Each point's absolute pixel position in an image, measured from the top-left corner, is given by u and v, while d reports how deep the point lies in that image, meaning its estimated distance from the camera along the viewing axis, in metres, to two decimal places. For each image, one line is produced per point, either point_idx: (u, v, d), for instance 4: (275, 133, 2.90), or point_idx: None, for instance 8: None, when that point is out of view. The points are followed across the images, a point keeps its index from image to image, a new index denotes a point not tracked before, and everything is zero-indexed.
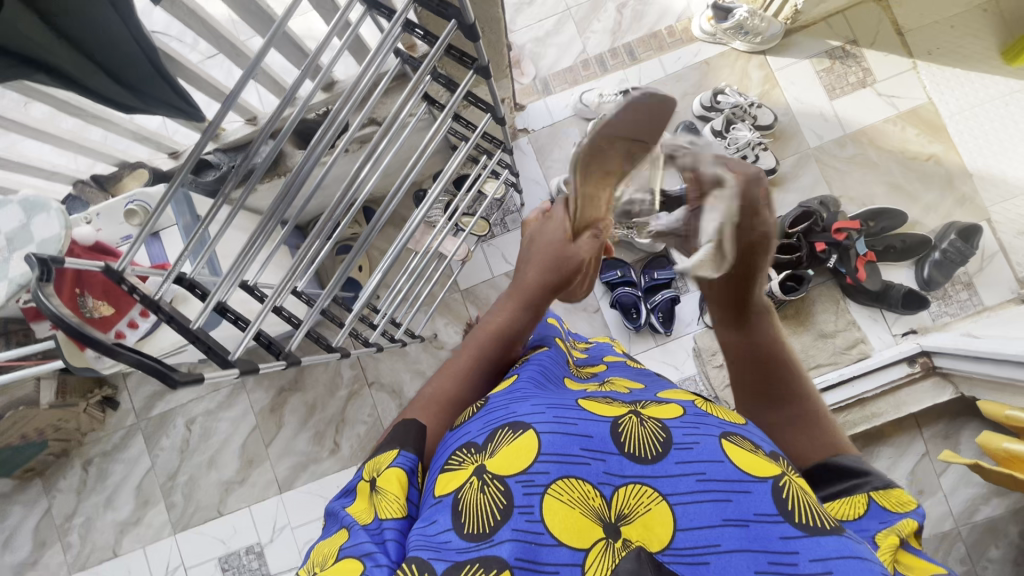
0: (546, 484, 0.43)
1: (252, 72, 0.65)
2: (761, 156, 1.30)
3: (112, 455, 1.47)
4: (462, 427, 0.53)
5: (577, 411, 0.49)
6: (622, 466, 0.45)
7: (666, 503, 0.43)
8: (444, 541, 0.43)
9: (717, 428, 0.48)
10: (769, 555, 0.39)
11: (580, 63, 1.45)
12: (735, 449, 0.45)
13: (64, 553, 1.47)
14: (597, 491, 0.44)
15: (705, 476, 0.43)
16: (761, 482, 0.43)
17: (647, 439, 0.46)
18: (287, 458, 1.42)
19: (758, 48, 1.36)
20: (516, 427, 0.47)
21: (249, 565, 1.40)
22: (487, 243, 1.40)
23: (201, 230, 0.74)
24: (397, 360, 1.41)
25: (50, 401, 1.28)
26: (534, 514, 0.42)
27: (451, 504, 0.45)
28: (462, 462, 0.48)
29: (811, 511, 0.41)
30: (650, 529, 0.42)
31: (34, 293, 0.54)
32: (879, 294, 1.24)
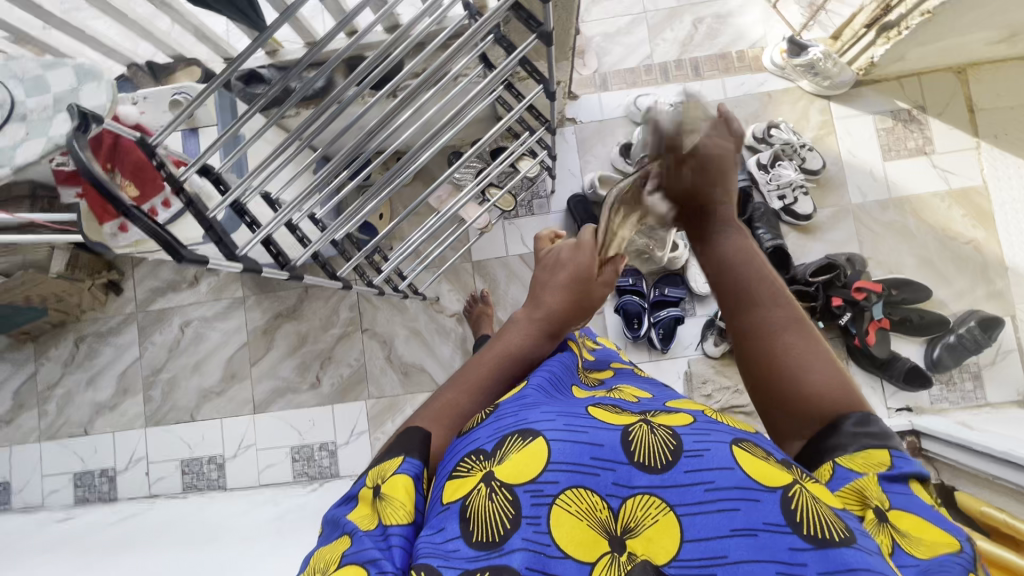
0: (554, 495, 0.48)
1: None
2: (800, 200, 1.28)
3: (105, 338, 1.51)
4: (471, 433, 0.57)
5: (587, 419, 0.53)
6: (631, 476, 0.48)
7: (672, 514, 0.46)
8: (452, 549, 0.47)
9: (729, 434, 0.51)
10: (777, 565, 0.42)
11: (643, 67, 1.44)
12: (745, 454, 0.48)
13: (38, 419, 1.51)
14: (605, 504, 0.48)
15: (714, 485, 0.46)
16: (771, 491, 0.45)
17: (658, 447, 0.50)
18: (268, 381, 1.45)
19: (824, 91, 1.33)
20: (527, 435, 0.51)
21: (208, 474, 1.44)
22: (509, 221, 1.40)
23: (235, 127, 0.75)
24: (395, 314, 1.42)
25: (59, 271, 1.31)
26: (542, 525, 0.47)
27: (459, 512, 0.49)
28: (470, 469, 0.51)
29: (822, 521, 0.43)
30: (655, 542, 0.46)
31: (69, 142, 0.57)
32: (884, 363, 1.22)
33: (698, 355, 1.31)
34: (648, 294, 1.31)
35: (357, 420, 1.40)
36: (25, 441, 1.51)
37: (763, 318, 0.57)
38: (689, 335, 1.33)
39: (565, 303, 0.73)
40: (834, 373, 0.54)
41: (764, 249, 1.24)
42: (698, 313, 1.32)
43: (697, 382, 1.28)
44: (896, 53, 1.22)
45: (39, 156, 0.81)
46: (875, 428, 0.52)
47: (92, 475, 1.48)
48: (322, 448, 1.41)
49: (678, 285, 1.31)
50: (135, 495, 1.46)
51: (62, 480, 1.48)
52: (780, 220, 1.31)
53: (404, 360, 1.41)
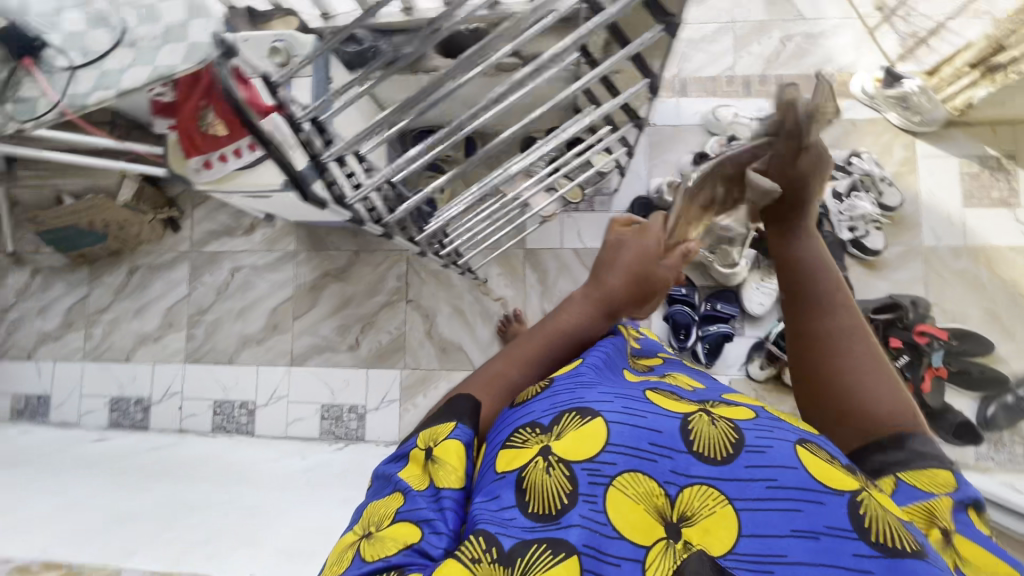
0: (611, 475, 0.46)
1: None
2: (871, 234, 1.25)
3: (157, 272, 1.55)
4: (524, 406, 0.56)
5: (645, 404, 0.51)
6: (689, 465, 0.47)
7: (730, 507, 0.45)
8: (508, 517, 0.46)
9: (793, 434, 0.49)
10: (842, 570, 0.40)
11: (724, 78, 1.41)
12: (807, 455, 0.47)
13: (84, 340, 1.56)
14: (663, 490, 0.46)
15: (776, 483, 0.45)
16: (839, 495, 0.44)
17: (718, 438, 0.48)
18: (307, 337, 1.47)
19: (911, 127, 1.30)
20: (584, 414, 0.50)
21: (238, 418, 1.47)
22: (568, 215, 1.39)
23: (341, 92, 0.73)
24: (441, 289, 1.42)
25: (125, 200, 1.34)
26: (597, 503, 0.45)
27: (514, 482, 0.48)
28: (526, 441, 0.51)
29: (891, 531, 0.42)
30: (711, 532, 0.44)
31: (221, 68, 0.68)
32: (937, 413, 1.18)
33: (741, 375, 1.29)
34: (699, 306, 1.29)
35: (389, 388, 1.42)
36: (69, 359, 1.56)
37: (829, 322, 0.57)
38: (734, 354, 1.30)
39: (625, 282, 0.74)
40: (892, 391, 0.53)
41: None
42: (747, 334, 1.30)
43: None
44: (998, 97, 1.17)
45: None
46: (932, 449, 0.51)
47: (128, 402, 1.52)
48: (351, 411, 1.42)
49: (731, 302, 1.29)
50: (166, 427, 1.49)
51: (98, 403, 1.53)
52: (845, 254, 1.26)
53: (444, 336, 1.41)
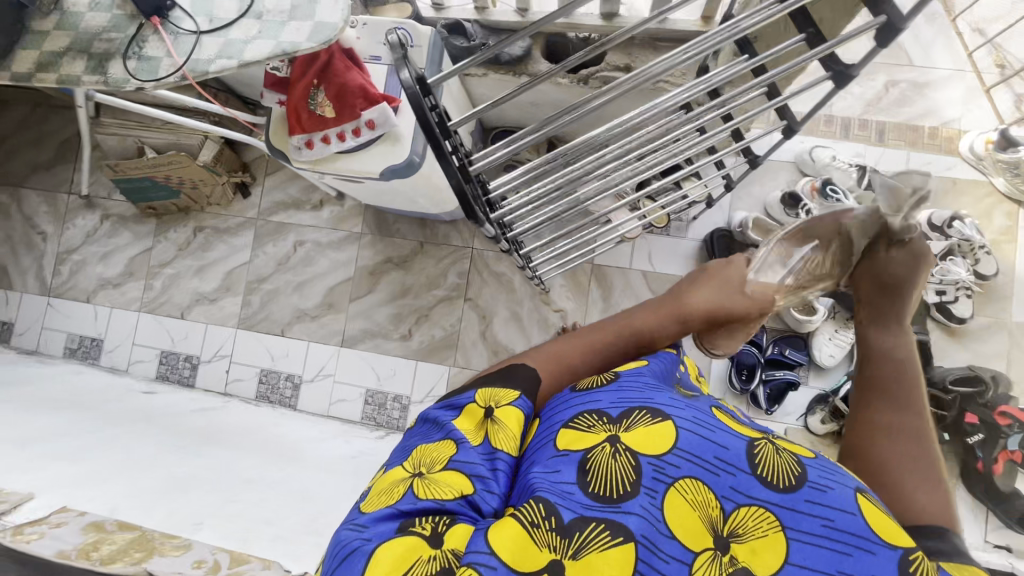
0: (674, 477, 0.47)
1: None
2: (960, 300, 1.20)
3: (221, 235, 1.56)
4: (589, 392, 0.55)
5: (714, 420, 0.52)
6: (750, 488, 0.47)
7: (781, 533, 0.46)
8: (567, 491, 0.46)
9: (853, 480, 0.50)
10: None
11: (824, 117, 1.36)
12: (869, 505, 0.47)
13: (143, 292, 1.58)
14: (719, 503, 0.47)
15: (832, 524, 0.46)
16: (888, 549, 0.45)
17: (783, 467, 0.48)
18: (361, 321, 1.47)
19: (1016, 195, 1.24)
20: (655, 414, 0.50)
21: (282, 390, 1.47)
22: (641, 237, 1.36)
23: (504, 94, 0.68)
24: (501, 292, 1.41)
25: (205, 160, 1.35)
26: (657, 500, 0.46)
27: (578, 461, 0.48)
28: (592, 426, 0.50)
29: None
30: (758, 555, 0.46)
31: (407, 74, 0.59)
32: (1002, 497, 1.12)
33: (799, 426, 1.25)
34: (765, 349, 1.25)
35: (436, 383, 1.41)
36: (126, 308, 1.58)
37: (882, 416, 0.60)
38: (795, 402, 1.27)
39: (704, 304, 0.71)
40: (941, 496, 0.53)
41: None
42: (813, 383, 1.27)
43: None
44: None
45: (265, 57, 0.82)
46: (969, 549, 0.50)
47: (177, 357, 1.54)
48: (395, 400, 1.42)
49: (800, 349, 1.25)
50: (212, 388, 1.51)
51: (149, 354, 1.55)
52: (928, 316, 1.23)
53: (498, 340, 1.40)
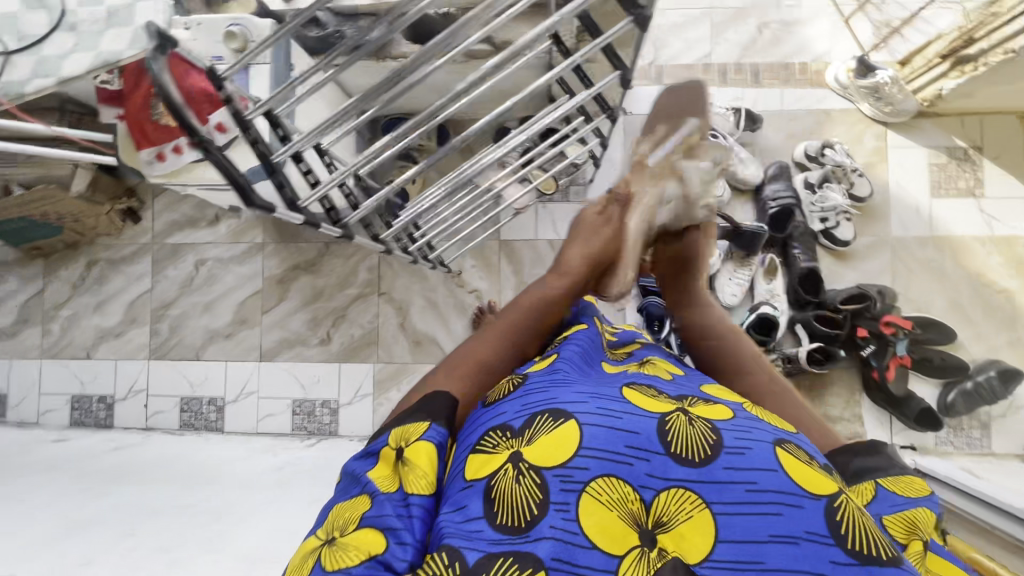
0: (585, 482, 0.42)
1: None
2: (842, 225, 1.28)
3: (117, 265, 1.49)
4: (496, 405, 0.52)
5: (622, 404, 0.47)
6: (666, 469, 0.43)
7: (708, 511, 0.42)
8: (475, 530, 0.42)
9: (771, 434, 0.47)
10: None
11: (701, 66, 1.39)
12: (788, 457, 0.44)
13: (42, 337, 1.50)
14: (638, 495, 0.43)
15: (755, 487, 0.42)
16: (815, 499, 0.42)
17: (696, 439, 0.45)
18: (277, 332, 1.43)
19: (883, 117, 1.31)
20: (558, 416, 0.46)
21: (206, 415, 1.43)
22: (543, 205, 1.37)
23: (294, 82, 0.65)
24: (414, 282, 1.40)
25: (79, 191, 1.24)
26: (571, 512, 0.41)
27: (483, 491, 0.44)
28: (497, 445, 0.46)
29: (867, 535, 0.40)
30: (688, 539, 0.41)
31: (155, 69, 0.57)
32: (898, 400, 1.23)
33: None
34: None
35: (362, 382, 1.40)
36: (27, 357, 1.50)
37: (741, 383, 0.65)
38: None
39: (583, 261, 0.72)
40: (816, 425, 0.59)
41: (799, 269, 1.25)
42: None
43: None
44: (966, 89, 1.17)
45: (86, 71, 0.77)
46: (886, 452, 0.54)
47: (90, 400, 1.47)
48: (323, 406, 1.40)
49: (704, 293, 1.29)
50: (132, 425, 1.45)
51: (59, 401, 1.47)
52: (817, 242, 1.30)
53: (417, 330, 1.39)
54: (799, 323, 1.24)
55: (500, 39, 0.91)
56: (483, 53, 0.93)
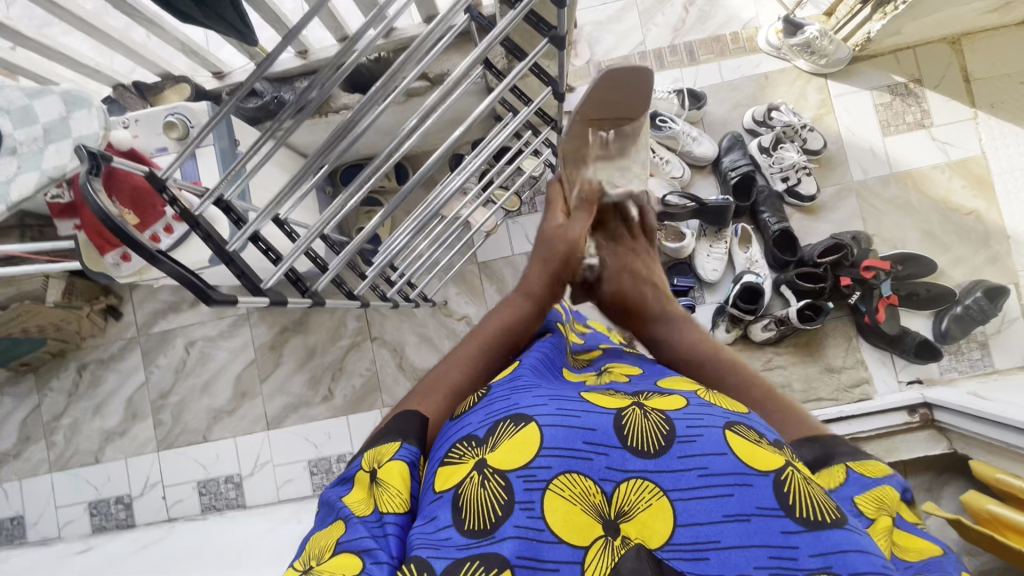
0: (547, 480, 0.42)
1: (319, 9, 0.59)
2: (803, 180, 1.30)
3: (108, 364, 1.48)
4: (463, 418, 0.51)
5: (579, 403, 0.47)
6: (625, 461, 0.43)
7: (666, 498, 0.41)
8: (443, 538, 0.41)
9: (722, 418, 0.46)
10: (769, 549, 0.38)
11: (636, 55, 1.42)
12: (738, 439, 0.43)
13: (47, 451, 1.48)
14: (598, 488, 0.42)
15: (707, 471, 0.41)
16: (764, 475, 0.41)
17: (650, 431, 0.44)
18: (279, 397, 1.43)
19: (821, 70, 1.34)
20: (519, 420, 0.45)
21: (226, 494, 1.42)
22: (513, 220, 1.39)
23: (240, 164, 0.62)
24: (404, 321, 1.41)
25: (56, 301, 1.25)
26: (536, 510, 0.41)
27: (451, 500, 0.43)
28: (462, 455, 0.45)
29: (813, 503, 0.39)
30: (648, 526, 0.41)
31: (84, 185, 0.46)
32: (894, 338, 1.24)
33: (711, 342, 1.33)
34: None
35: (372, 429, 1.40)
36: (36, 473, 1.48)
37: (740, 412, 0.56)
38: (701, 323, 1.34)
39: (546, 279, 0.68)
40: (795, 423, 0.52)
41: (771, 232, 1.27)
42: (708, 301, 1.33)
43: None
44: (892, 27, 1.20)
45: (35, 191, 0.77)
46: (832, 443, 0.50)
47: (108, 503, 1.46)
48: (339, 461, 1.40)
49: (686, 274, 1.31)
50: (153, 519, 1.44)
51: (77, 511, 1.46)
52: (784, 202, 1.33)
53: (417, 367, 1.40)
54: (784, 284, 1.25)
55: (434, 74, 0.93)
56: (420, 90, 0.95)
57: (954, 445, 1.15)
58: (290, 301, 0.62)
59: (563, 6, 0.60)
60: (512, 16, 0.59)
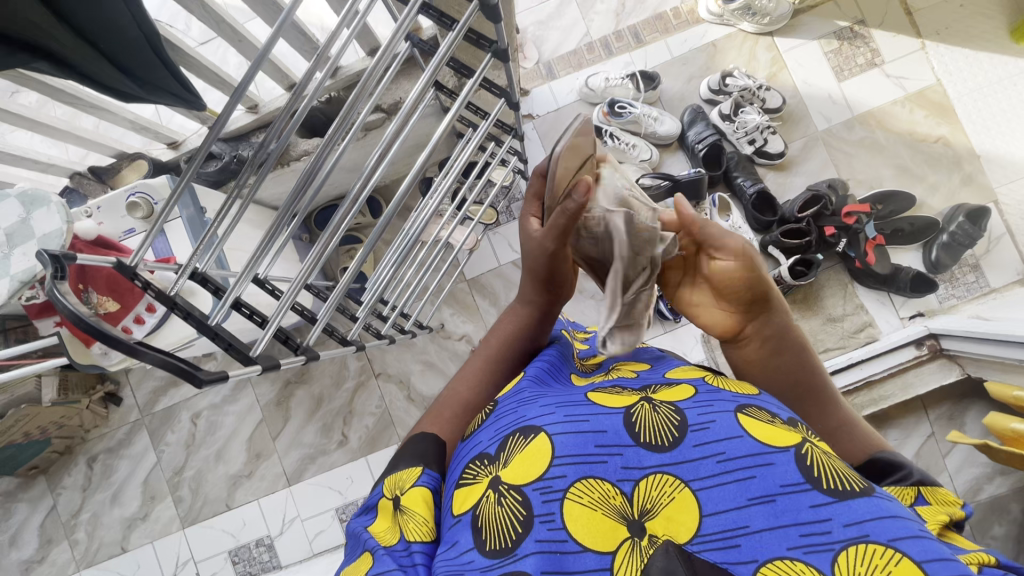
0: (564, 489, 0.38)
1: (262, 61, 0.58)
2: (770, 140, 1.31)
3: (117, 451, 1.46)
4: (474, 436, 0.46)
5: (587, 406, 0.42)
6: (640, 458, 0.39)
7: (688, 490, 0.37)
8: (467, 562, 0.37)
9: (732, 399, 0.42)
10: (799, 527, 0.34)
11: (584, 47, 1.42)
12: (753, 421, 0.39)
13: (71, 550, 1.45)
14: (618, 490, 0.38)
15: (725, 456, 0.38)
16: (784, 451, 0.37)
17: (661, 424, 0.40)
18: (295, 451, 1.42)
19: (766, 29, 1.35)
20: (527, 432, 0.40)
21: (259, 558, 1.39)
22: (494, 232, 1.39)
23: (211, 232, 0.60)
24: (404, 352, 1.41)
25: (52, 399, 1.23)
26: (556, 521, 0.37)
27: (471, 520, 0.39)
28: (476, 475, 0.41)
29: (837, 473, 0.36)
30: (674, 520, 0.37)
31: (49, 290, 0.45)
32: (888, 278, 1.25)
33: None
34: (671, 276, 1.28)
35: None
36: None
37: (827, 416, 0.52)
38: None
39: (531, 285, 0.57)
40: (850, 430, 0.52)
41: (748, 196, 1.28)
42: None
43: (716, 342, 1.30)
44: None
45: (9, 296, 0.75)
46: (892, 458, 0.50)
47: None
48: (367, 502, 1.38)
49: None
50: None
51: None
52: (755, 164, 1.34)
53: (425, 395, 1.39)
54: (771, 245, 1.25)
55: (388, 104, 0.93)
56: (377, 123, 0.94)
57: (967, 370, 1.16)
58: (282, 362, 0.61)
59: (499, 22, 0.60)
60: (451, 40, 0.60)
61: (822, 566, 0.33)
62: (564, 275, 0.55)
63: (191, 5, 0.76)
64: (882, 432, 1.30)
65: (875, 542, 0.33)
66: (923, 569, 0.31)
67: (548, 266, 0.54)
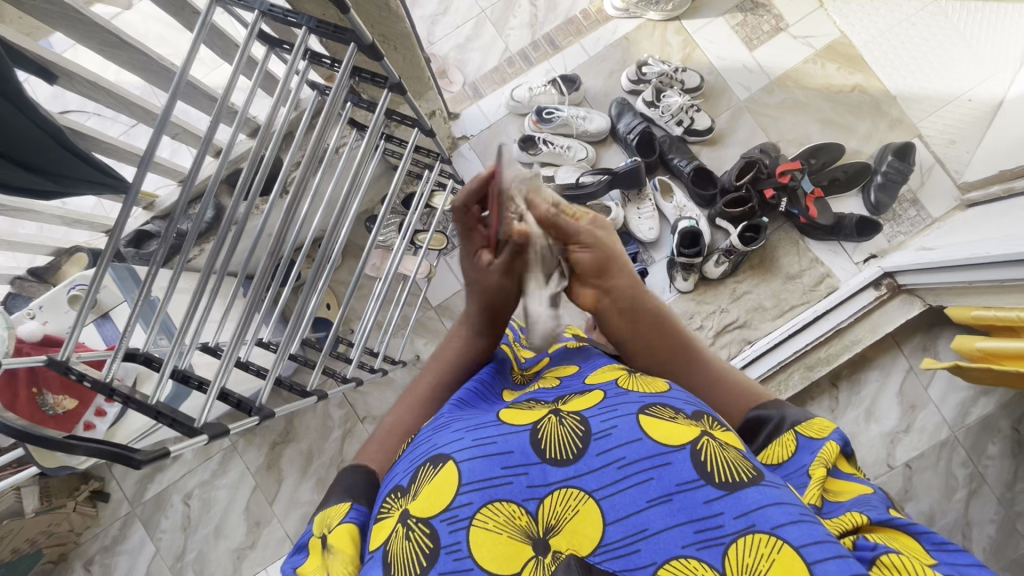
0: (470, 516, 0.38)
1: (164, 126, 0.58)
2: (696, 117, 1.34)
3: (113, 549, 1.42)
4: (393, 469, 0.48)
5: (495, 427, 0.43)
6: (546, 474, 0.40)
7: (592, 500, 0.38)
8: None
9: (637, 402, 0.43)
10: (694, 524, 0.35)
11: (505, 62, 1.46)
12: (653, 422, 0.41)
13: None
14: (523, 510, 0.39)
15: (625, 461, 0.39)
16: (680, 449, 0.39)
17: (566, 437, 0.41)
18: (295, 511, 1.39)
19: (671, 15, 1.40)
20: (437, 461, 0.42)
21: None
22: (450, 255, 1.41)
23: (145, 295, 0.60)
24: (385, 390, 1.41)
25: (36, 508, 1.20)
26: (463, 550, 0.38)
27: (381, 557, 0.39)
28: (388, 511, 0.42)
29: (729, 464, 0.38)
30: (578, 532, 0.38)
31: None
32: (834, 227, 1.29)
33: (675, 295, 1.34)
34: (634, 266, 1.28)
35: None
36: None
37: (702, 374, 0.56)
38: (659, 281, 1.35)
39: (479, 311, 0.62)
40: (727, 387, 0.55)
41: (686, 174, 1.31)
42: (657, 259, 1.36)
43: (686, 320, 1.32)
44: None
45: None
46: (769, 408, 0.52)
47: None
48: None
49: (629, 241, 1.35)
50: None
51: None
52: (688, 143, 1.38)
53: None
54: (718, 217, 1.28)
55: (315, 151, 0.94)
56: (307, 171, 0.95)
57: (927, 301, 1.20)
58: (231, 427, 0.61)
59: (381, 57, 0.64)
60: (342, 71, 0.64)
61: (715, 560, 0.34)
62: (509, 308, 0.62)
63: (97, 93, 0.77)
64: (863, 375, 1.32)
65: (762, 532, 0.34)
66: (802, 555, 0.32)
67: (497, 298, 0.61)
